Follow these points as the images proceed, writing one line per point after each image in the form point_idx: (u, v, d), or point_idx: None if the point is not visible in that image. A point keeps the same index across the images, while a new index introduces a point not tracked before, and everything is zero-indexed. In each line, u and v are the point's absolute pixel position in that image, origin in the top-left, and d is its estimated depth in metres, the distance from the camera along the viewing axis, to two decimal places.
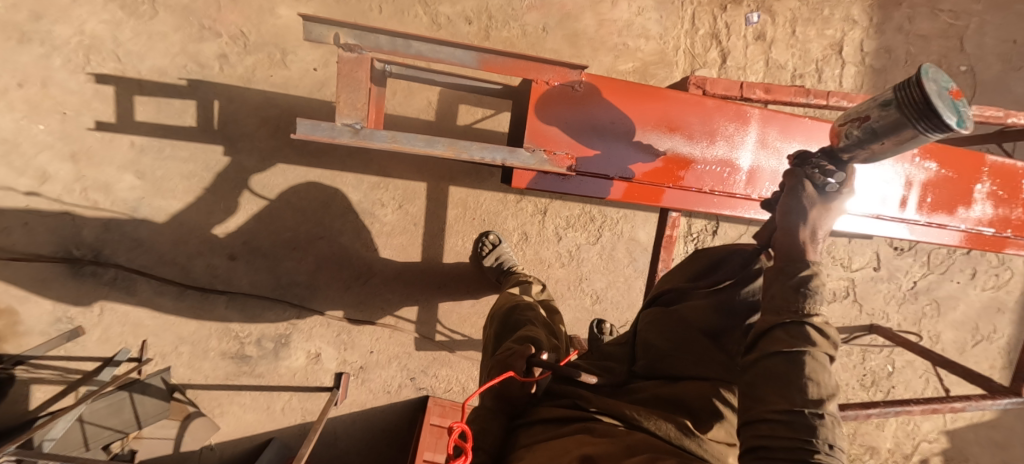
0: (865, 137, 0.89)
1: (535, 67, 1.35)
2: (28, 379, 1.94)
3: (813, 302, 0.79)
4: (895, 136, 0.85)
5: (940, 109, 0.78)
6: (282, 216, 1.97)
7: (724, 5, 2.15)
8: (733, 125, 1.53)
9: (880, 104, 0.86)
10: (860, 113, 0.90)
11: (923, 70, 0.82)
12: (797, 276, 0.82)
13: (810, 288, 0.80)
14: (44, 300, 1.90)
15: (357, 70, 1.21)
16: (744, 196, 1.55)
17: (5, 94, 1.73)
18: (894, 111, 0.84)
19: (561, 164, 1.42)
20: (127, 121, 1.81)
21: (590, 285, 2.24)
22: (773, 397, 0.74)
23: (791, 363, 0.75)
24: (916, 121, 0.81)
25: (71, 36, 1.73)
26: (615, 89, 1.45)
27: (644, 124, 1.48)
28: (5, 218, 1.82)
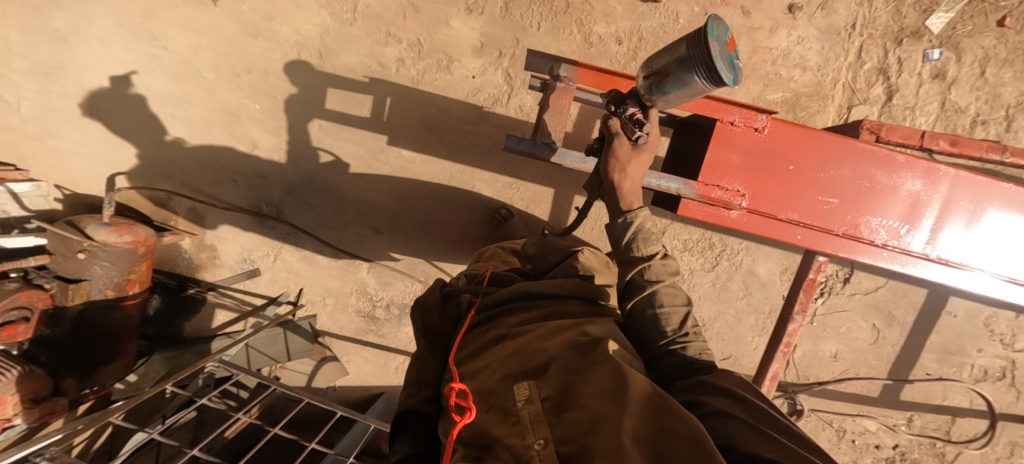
0: (664, 88, 1.14)
1: (723, 107, 1.39)
2: (215, 302, 2.46)
3: (647, 246, 1.27)
4: (687, 86, 1.09)
5: (718, 69, 1.00)
6: (424, 202, 2.23)
7: (901, 38, 1.97)
8: (923, 180, 1.39)
9: (676, 60, 1.08)
10: (662, 68, 1.13)
11: (706, 28, 1.02)
12: (632, 232, 1.27)
13: (642, 237, 1.27)
14: (236, 243, 2.37)
15: (563, 97, 1.52)
16: (921, 256, 1.42)
17: (236, 78, 2.17)
18: (684, 68, 1.06)
19: (723, 197, 1.40)
20: (318, 108, 2.17)
21: (696, 311, 2.22)
22: (650, 331, 1.22)
23: (650, 300, 1.22)
24: (698, 73, 1.04)
25: (290, 35, 2.11)
26: (804, 134, 1.38)
27: (821, 169, 1.39)
28: (219, 174, 2.29)
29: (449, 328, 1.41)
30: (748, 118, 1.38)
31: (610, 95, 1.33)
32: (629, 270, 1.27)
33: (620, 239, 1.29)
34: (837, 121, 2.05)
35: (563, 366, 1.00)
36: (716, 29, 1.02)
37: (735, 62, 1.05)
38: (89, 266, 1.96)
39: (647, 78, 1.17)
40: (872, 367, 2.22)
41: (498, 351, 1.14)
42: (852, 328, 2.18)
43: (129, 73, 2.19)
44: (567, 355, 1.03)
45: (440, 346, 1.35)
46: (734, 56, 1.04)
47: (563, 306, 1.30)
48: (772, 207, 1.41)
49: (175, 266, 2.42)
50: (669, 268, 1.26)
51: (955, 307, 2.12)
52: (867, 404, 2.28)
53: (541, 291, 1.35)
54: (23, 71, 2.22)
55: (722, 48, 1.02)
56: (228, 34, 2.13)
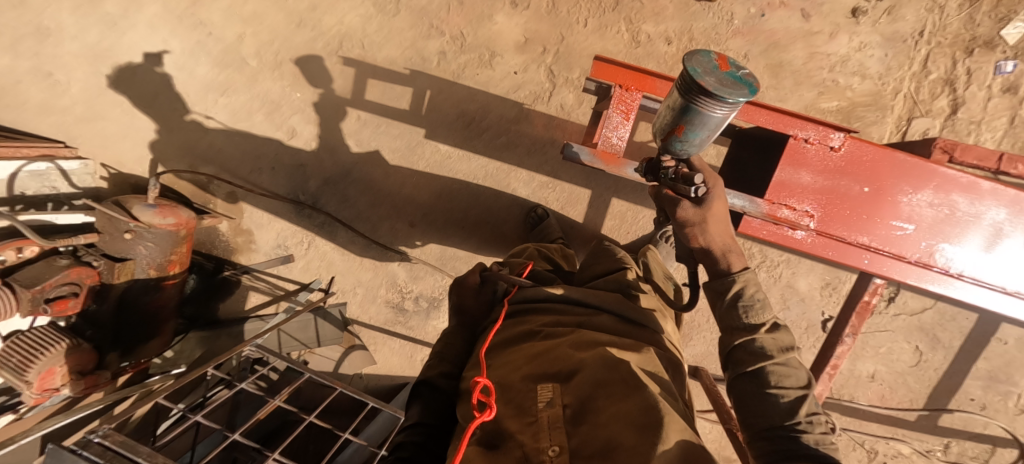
0: (687, 138, 1.07)
1: (798, 122, 1.32)
2: (249, 285, 2.51)
3: (753, 315, 1.14)
4: (707, 125, 1.02)
5: (722, 95, 0.94)
6: (458, 197, 2.22)
7: (972, 48, 1.86)
8: (1008, 210, 1.32)
9: (674, 108, 1.04)
10: (670, 124, 1.08)
11: (686, 71, 0.98)
12: (732, 296, 1.17)
13: (745, 304, 1.15)
14: (272, 229, 2.41)
15: (625, 106, 1.48)
16: (996, 289, 1.37)
17: (280, 66, 2.19)
18: (692, 113, 1.01)
19: (790, 218, 1.36)
20: (357, 98, 2.17)
21: None
22: (754, 411, 1.09)
23: (756, 377, 1.09)
24: (710, 108, 0.98)
25: (334, 25, 2.12)
26: (881, 155, 1.31)
27: (898, 193, 1.33)
28: (258, 161, 2.32)
29: (481, 311, 1.46)
30: (824, 136, 1.32)
31: (647, 163, 1.27)
32: (734, 337, 1.15)
33: (721, 296, 1.19)
34: (894, 133, 1.95)
35: (590, 377, 1.01)
36: (691, 65, 0.98)
37: (738, 73, 0.99)
38: (135, 246, 2.01)
39: (665, 137, 1.11)
40: (911, 390, 2.14)
41: (526, 349, 1.18)
42: (894, 348, 2.10)
43: (155, 49, 2.27)
44: (596, 367, 1.03)
45: (468, 326, 1.43)
46: (732, 72, 0.98)
47: (600, 319, 1.27)
48: (842, 230, 1.36)
49: (212, 248, 2.47)
50: (779, 342, 1.11)
51: (1006, 334, 2.02)
52: (903, 427, 2.20)
53: (580, 300, 1.33)
54: (76, 53, 2.31)
55: (710, 71, 0.98)
56: (274, 23, 2.16)
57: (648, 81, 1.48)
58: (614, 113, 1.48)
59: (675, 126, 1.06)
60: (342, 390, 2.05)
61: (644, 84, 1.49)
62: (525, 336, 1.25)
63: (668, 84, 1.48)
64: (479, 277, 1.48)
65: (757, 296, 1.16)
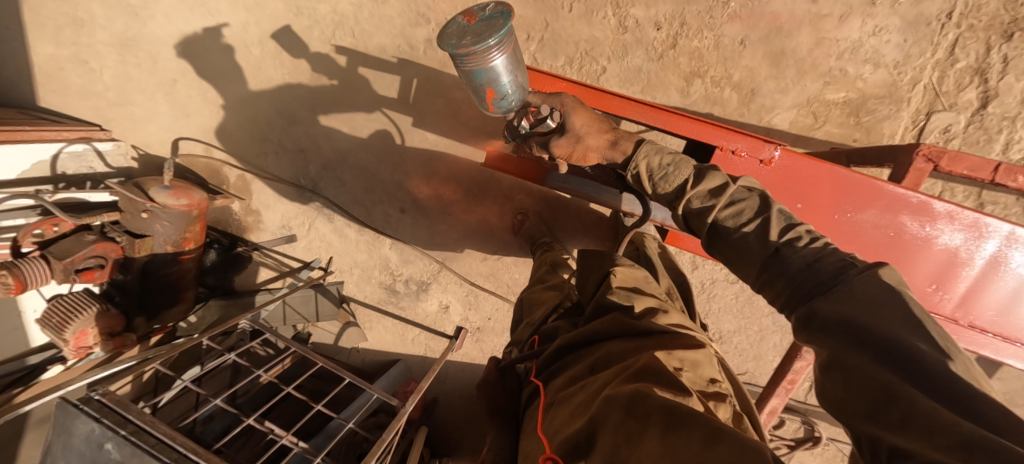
0: (500, 89, 1.21)
1: (724, 134, 1.34)
2: (259, 261, 2.71)
3: (669, 179, 1.16)
4: (502, 67, 1.17)
5: (485, 41, 1.10)
6: (445, 185, 2.26)
7: (1012, 32, 1.62)
8: (965, 235, 1.28)
9: (470, 78, 1.18)
10: (482, 93, 1.22)
11: (448, 47, 1.14)
12: (647, 176, 1.20)
13: (657, 175, 1.18)
14: (277, 210, 2.56)
15: None
16: (952, 319, 1.34)
17: (279, 54, 2.27)
18: (484, 69, 1.15)
19: None
20: (350, 86, 2.23)
21: (715, 323, 2.08)
22: (739, 266, 1.01)
23: (717, 231, 1.05)
24: (491, 55, 1.13)
25: (327, 13, 2.15)
26: (821, 171, 1.30)
27: (837, 214, 1.31)
28: (264, 146, 2.46)
29: (513, 399, 1.40)
30: (755, 149, 1.32)
31: (507, 135, 1.39)
32: (675, 212, 1.14)
33: (643, 185, 1.22)
34: (910, 129, 1.76)
35: (611, 420, 0.95)
36: (447, 39, 1.15)
37: (486, 19, 1.15)
38: (153, 224, 2.21)
39: (488, 104, 1.25)
40: None
41: (553, 421, 1.11)
42: None
43: (172, 39, 2.41)
44: (612, 411, 0.96)
45: (510, 423, 1.35)
46: (483, 17, 1.16)
47: (607, 348, 1.25)
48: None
49: (227, 225, 2.68)
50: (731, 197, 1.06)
51: None
52: None
53: (578, 339, 1.33)
54: (106, 42, 2.50)
55: (460, 31, 1.15)
56: (274, 12, 2.22)
57: (565, 87, 1.46)
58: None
59: (484, 91, 1.21)
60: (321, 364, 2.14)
61: (563, 89, 1.47)
62: (549, 408, 1.19)
63: (586, 90, 1.44)
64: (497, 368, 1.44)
65: (663, 164, 1.18)
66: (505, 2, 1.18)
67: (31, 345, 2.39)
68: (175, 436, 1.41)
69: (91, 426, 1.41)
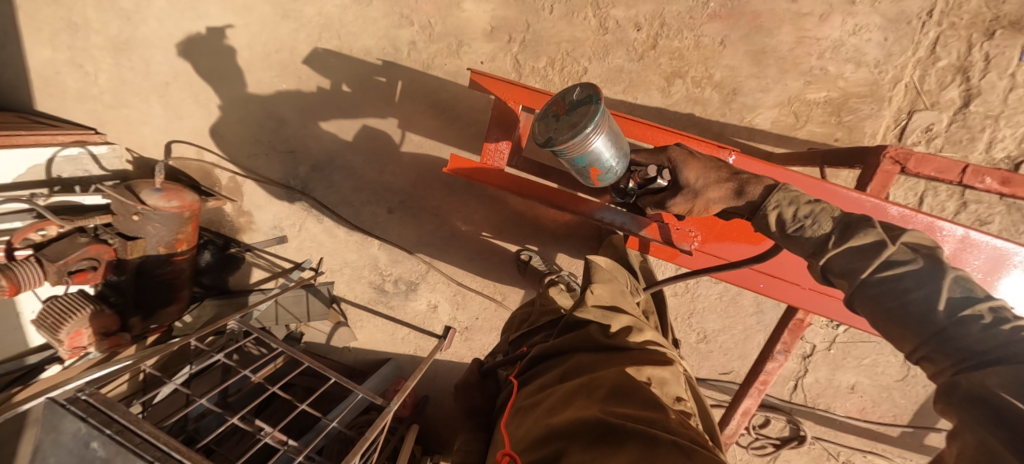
0: (604, 165, 1.18)
1: (682, 139, 1.45)
2: (252, 261, 2.74)
3: (813, 229, 1.03)
4: (602, 146, 1.14)
5: (582, 128, 1.08)
6: (431, 186, 2.28)
7: (993, 30, 1.61)
8: None
9: (570, 162, 1.17)
10: (580, 172, 1.21)
11: (545, 143, 1.14)
12: (781, 227, 1.08)
13: (793, 225, 1.06)
14: (269, 211, 2.59)
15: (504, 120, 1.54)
16: None
17: (267, 57, 2.30)
18: (585, 153, 1.14)
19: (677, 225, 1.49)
20: (337, 88, 2.24)
21: (700, 322, 2.08)
22: (895, 331, 0.88)
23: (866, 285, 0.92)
24: (590, 139, 1.11)
25: (313, 16, 2.17)
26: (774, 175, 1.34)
27: None
28: (254, 147, 2.49)
29: (487, 403, 1.43)
30: (711, 152, 1.42)
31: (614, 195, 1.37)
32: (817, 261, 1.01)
33: (772, 232, 1.11)
34: (892, 128, 1.75)
35: (582, 441, 0.97)
36: (542, 136, 1.15)
37: (573, 104, 1.13)
38: (145, 225, 2.24)
39: (590, 180, 1.23)
40: (896, 405, 1.99)
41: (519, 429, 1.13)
42: (879, 360, 1.94)
43: (163, 42, 2.44)
44: (585, 432, 0.98)
45: (483, 427, 1.37)
46: (569, 104, 1.14)
47: (579, 359, 1.28)
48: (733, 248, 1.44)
49: (220, 226, 2.71)
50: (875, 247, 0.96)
51: None
52: (884, 442, 2.06)
53: (553, 348, 1.36)
54: (100, 46, 2.53)
55: (551, 124, 1.14)
56: (262, 15, 2.24)
57: (527, 96, 1.47)
58: (493, 132, 1.54)
59: (588, 172, 1.20)
60: (308, 364, 2.16)
61: (524, 97, 1.48)
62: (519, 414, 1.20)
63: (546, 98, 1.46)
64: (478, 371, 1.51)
65: (802, 210, 1.06)
66: (589, 82, 1.15)
67: (30, 345, 2.45)
68: (158, 434, 1.44)
69: (77, 425, 1.44)
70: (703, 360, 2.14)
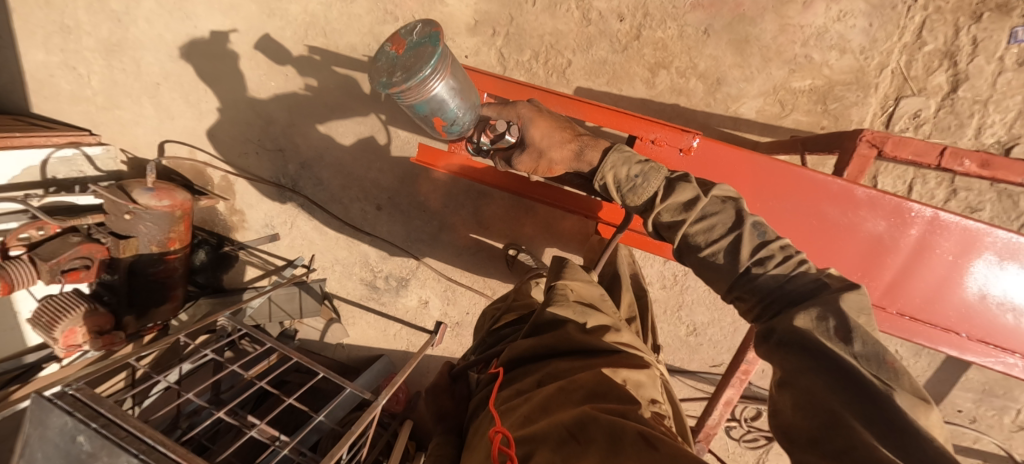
0: (445, 111, 1.26)
1: (644, 125, 1.38)
2: (246, 260, 2.76)
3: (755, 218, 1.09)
4: (442, 93, 1.21)
5: (416, 72, 1.13)
6: (419, 182, 2.28)
7: (982, 13, 1.57)
8: (889, 222, 1.29)
9: (416, 111, 1.25)
10: (424, 121, 1.30)
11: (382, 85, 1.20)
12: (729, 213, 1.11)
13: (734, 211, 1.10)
14: (260, 209, 2.61)
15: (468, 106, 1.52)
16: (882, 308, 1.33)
17: (255, 55, 2.31)
18: (427, 99, 1.20)
19: None
20: (325, 86, 2.25)
21: (689, 315, 2.06)
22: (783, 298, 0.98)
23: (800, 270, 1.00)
24: (429, 86, 1.17)
25: (298, 14, 2.18)
26: (745, 160, 1.33)
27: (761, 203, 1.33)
28: (244, 146, 2.51)
29: (460, 406, 1.46)
30: (675, 138, 1.36)
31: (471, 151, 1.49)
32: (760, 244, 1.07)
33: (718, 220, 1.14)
34: (878, 115, 1.73)
35: (551, 446, 0.98)
36: (386, 79, 1.20)
37: (411, 46, 1.19)
38: (137, 225, 2.26)
39: (439, 128, 1.31)
40: None
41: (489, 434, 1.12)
42: None
43: (153, 43, 2.46)
44: (554, 435, 1.00)
45: (454, 429, 1.38)
46: (410, 47, 1.19)
47: (557, 364, 1.26)
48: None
49: (214, 225, 2.75)
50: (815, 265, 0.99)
51: None
52: None
53: (526, 350, 1.32)
54: (92, 48, 2.56)
55: (392, 66, 1.19)
56: (248, 14, 2.25)
57: (490, 83, 1.53)
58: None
59: (432, 121, 1.29)
60: (297, 359, 2.16)
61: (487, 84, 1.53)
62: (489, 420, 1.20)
63: (509, 84, 1.51)
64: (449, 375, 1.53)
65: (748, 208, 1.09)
66: (431, 24, 1.21)
67: (28, 344, 2.49)
68: (144, 427, 1.45)
69: (64, 420, 1.46)
70: (693, 353, 2.13)
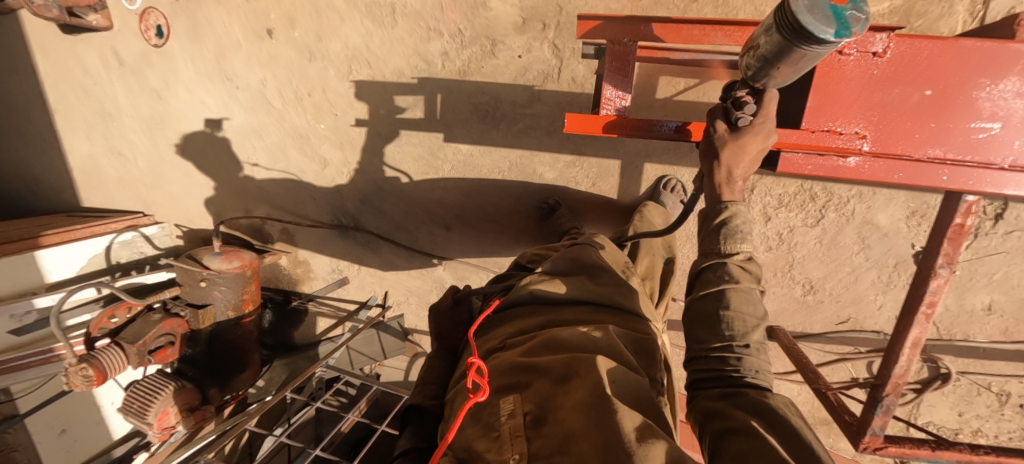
0: (761, 63, 1.02)
1: None
2: (315, 312, 2.71)
3: (733, 245, 1.11)
4: (783, 58, 0.97)
5: (806, 26, 0.88)
6: (486, 193, 2.21)
7: None
8: None
9: (764, 30, 0.98)
10: (756, 41, 1.03)
11: None
12: (719, 220, 1.13)
13: (728, 231, 1.12)
14: (324, 255, 2.57)
15: (618, 61, 1.31)
16: None
17: (301, 101, 2.30)
18: (775, 34, 0.95)
19: (846, 144, 1.17)
20: (376, 116, 2.22)
21: (802, 272, 1.96)
22: (696, 314, 1.12)
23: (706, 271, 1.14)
24: (793, 39, 0.92)
25: (340, 51, 2.17)
26: (949, 49, 1.08)
27: (972, 95, 1.09)
28: (300, 194, 2.48)
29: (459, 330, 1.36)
30: (864, 42, 1.12)
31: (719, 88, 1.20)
32: (705, 260, 1.15)
33: (709, 219, 1.16)
34: (969, 22, 1.64)
35: (550, 379, 0.95)
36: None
37: (849, 6, 0.88)
38: (211, 291, 2.19)
39: (744, 55, 1.06)
40: None
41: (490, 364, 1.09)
42: (1014, 273, 1.74)
43: (194, 112, 2.48)
44: (555, 370, 0.96)
45: (449, 350, 1.32)
46: (842, 13, 0.88)
47: (562, 313, 1.17)
48: (907, 146, 1.14)
49: (279, 282, 2.70)
50: (749, 274, 1.10)
51: None
52: None
53: (544, 294, 1.20)
54: (135, 129, 2.60)
55: (817, 3, 0.88)
56: (288, 62, 2.25)
57: (638, 31, 1.27)
58: (608, 75, 1.32)
59: (757, 45, 1.02)
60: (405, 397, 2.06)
61: (635, 32, 1.28)
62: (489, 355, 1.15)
63: (662, 26, 1.24)
64: (451, 298, 1.35)
65: (743, 225, 1.12)
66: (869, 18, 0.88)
67: (114, 438, 2.42)
68: None
69: None
70: (812, 313, 2.03)
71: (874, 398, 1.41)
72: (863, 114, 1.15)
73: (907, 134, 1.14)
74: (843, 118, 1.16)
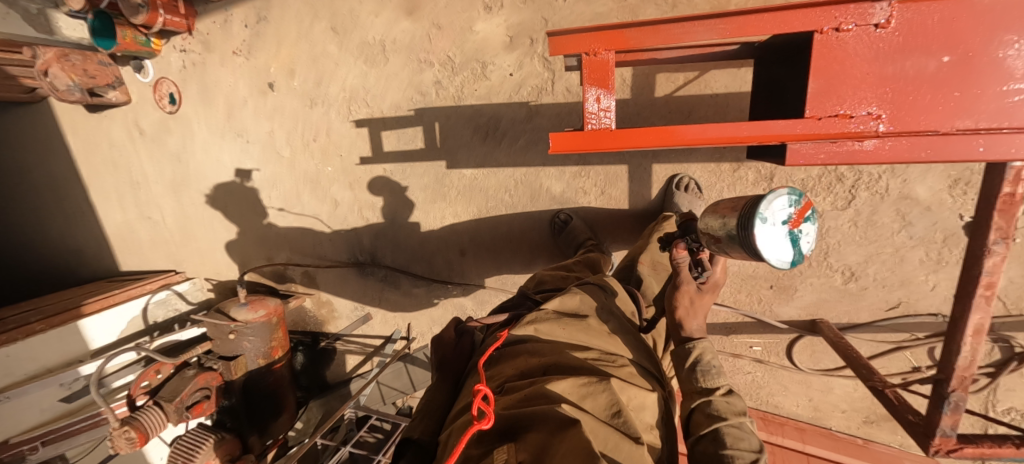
0: (718, 250, 1.11)
1: (819, 12, 1.03)
2: (344, 350, 2.73)
3: (712, 380, 1.12)
4: (739, 258, 1.07)
5: (766, 256, 0.99)
6: (496, 214, 2.17)
7: None
8: None
9: (727, 234, 1.05)
10: (716, 234, 1.10)
11: (757, 208, 0.98)
12: (693, 361, 1.17)
13: (704, 369, 1.14)
14: (346, 294, 2.59)
15: (601, 73, 1.24)
16: None
17: (307, 147, 2.35)
18: (735, 242, 1.04)
19: (860, 127, 1.07)
20: (380, 152, 2.24)
21: (839, 259, 1.82)
22: (701, 449, 1.03)
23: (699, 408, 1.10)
24: (751, 255, 1.02)
25: (338, 93, 2.21)
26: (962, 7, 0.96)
27: (999, 52, 0.97)
28: (316, 236, 2.52)
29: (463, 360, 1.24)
30: (861, 15, 1.01)
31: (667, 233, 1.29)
32: (693, 400, 1.14)
33: (684, 362, 1.19)
34: None
35: (548, 427, 0.88)
36: (769, 215, 0.98)
37: (802, 229, 1.01)
38: (241, 342, 2.24)
39: (703, 235, 1.14)
40: None
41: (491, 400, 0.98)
42: None
43: (211, 170, 2.58)
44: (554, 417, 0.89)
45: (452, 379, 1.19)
46: (798, 237, 1.01)
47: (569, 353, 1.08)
48: (930, 121, 1.04)
49: (306, 324, 2.75)
50: (734, 407, 1.08)
51: None
52: None
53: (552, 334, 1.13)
54: (161, 193, 2.73)
55: (775, 234, 1.00)
56: (292, 111, 2.32)
57: (617, 37, 1.18)
58: (590, 87, 1.25)
59: (715, 242, 1.11)
60: None
61: (614, 41, 1.19)
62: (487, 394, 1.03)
63: (641, 30, 1.16)
64: (455, 330, 1.26)
65: (718, 365, 1.15)
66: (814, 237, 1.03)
67: None
68: None
69: None
70: (857, 301, 1.85)
71: (939, 395, 1.27)
72: (873, 94, 1.05)
73: (927, 107, 1.03)
74: (849, 102, 1.07)
